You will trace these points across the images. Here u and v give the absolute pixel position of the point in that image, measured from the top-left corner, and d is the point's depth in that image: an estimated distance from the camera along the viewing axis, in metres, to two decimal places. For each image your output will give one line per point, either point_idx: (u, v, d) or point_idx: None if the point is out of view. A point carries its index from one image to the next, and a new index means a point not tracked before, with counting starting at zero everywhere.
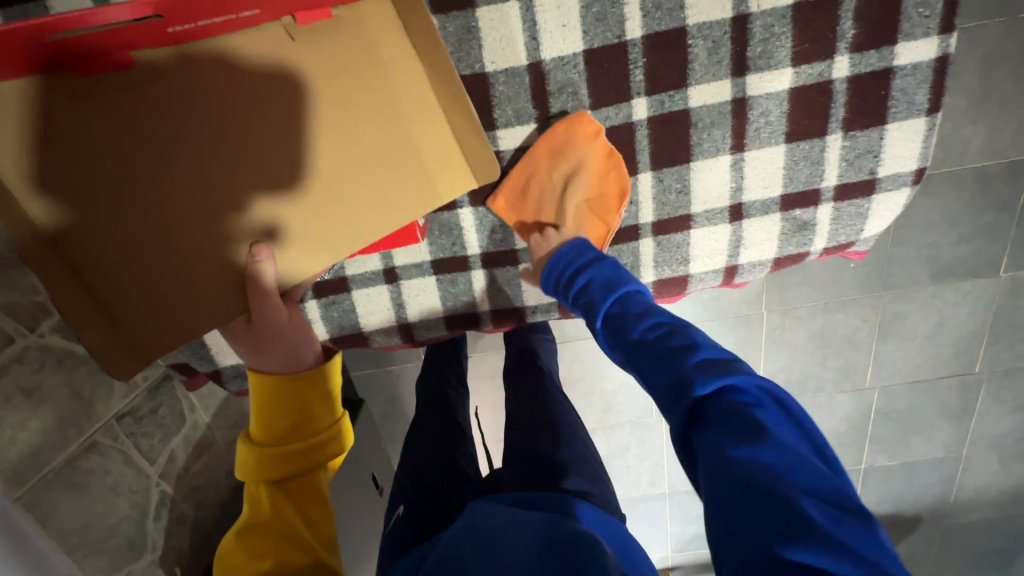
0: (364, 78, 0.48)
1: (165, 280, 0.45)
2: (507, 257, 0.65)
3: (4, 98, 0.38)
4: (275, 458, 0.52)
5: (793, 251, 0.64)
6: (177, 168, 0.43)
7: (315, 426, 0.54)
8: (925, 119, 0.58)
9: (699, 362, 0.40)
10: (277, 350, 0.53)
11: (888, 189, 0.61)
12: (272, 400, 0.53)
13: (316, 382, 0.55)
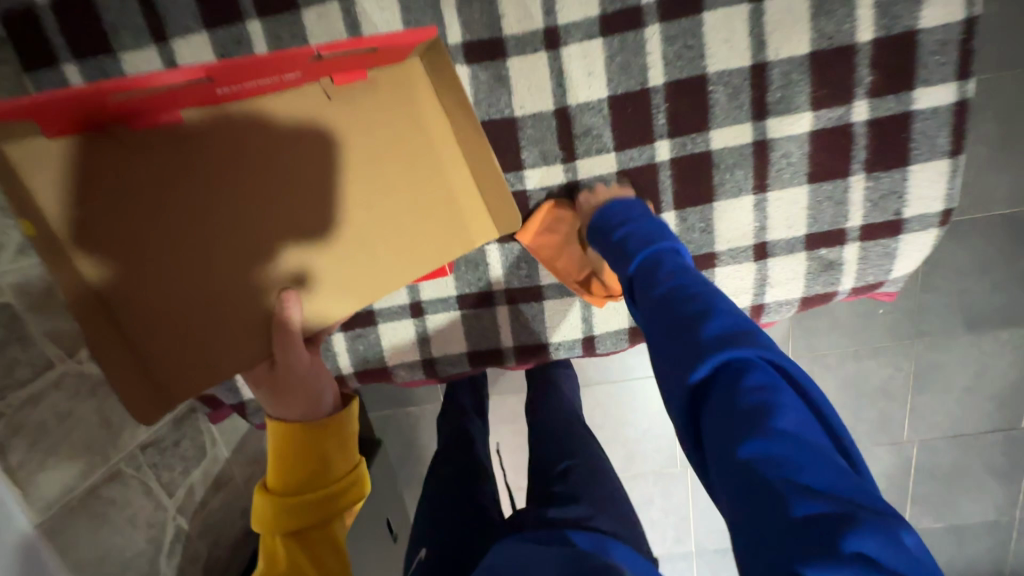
0: (397, 130, 0.50)
1: (193, 329, 0.45)
2: (531, 292, 0.66)
3: (50, 151, 0.38)
4: (294, 506, 0.51)
5: (820, 290, 0.64)
6: (217, 218, 0.43)
7: (334, 472, 0.54)
8: (949, 161, 0.58)
9: (716, 325, 0.33)
10: (300, 400, 0.53)
11: (914, 229, 0.61)
12: (291, 445, 0.52)
13: (336, 426, 0.54)
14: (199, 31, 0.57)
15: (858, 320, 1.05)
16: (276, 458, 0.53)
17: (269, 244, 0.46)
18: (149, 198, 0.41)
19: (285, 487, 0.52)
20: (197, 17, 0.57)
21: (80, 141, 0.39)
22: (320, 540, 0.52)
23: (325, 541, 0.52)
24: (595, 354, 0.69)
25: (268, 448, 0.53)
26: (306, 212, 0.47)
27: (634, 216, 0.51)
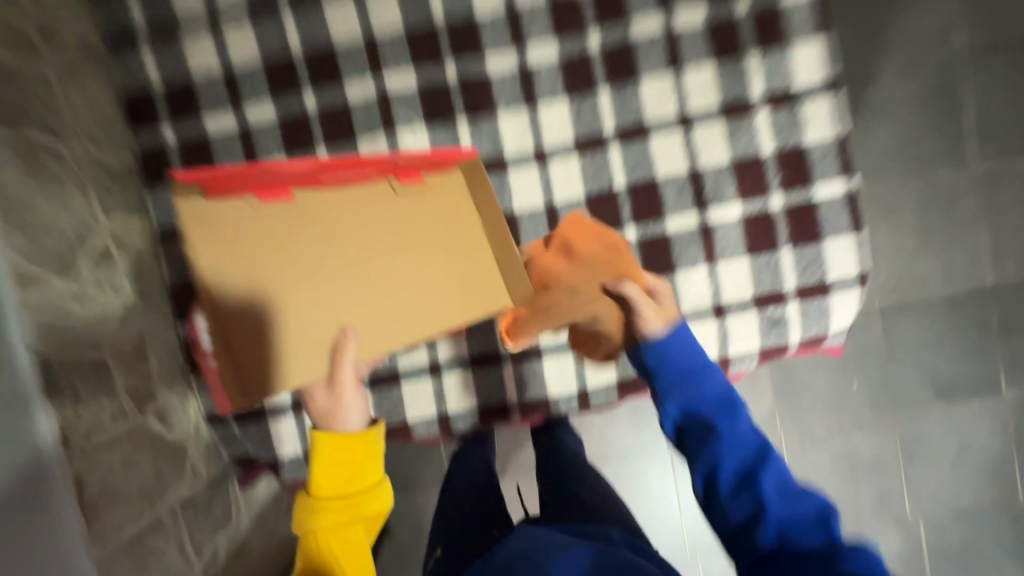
0: (441, 225, 0.56)
1: (266, 353, 0.54)
2: (532, 351, 0.78)
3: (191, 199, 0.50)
4: (335, 504, 0.62)
5: (774, 343, 0.77)
6: (295, 269, 0.53)
7: (369, 478, 0.65)
8: (853, 236, 0.75)
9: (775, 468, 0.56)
10: (331, 420, 0.62)
11: (840, 290, 0.75)
12: (337, 454, 0.63)
13: (366, 440, 0.65)
14: (279, 156, 0.77)
15: (834, 393, 1.19)
16: (320, 465, 0.63)
17: (333, 306, 0.54)
18: (269, 255, 0.52)
19: (330, 489, 0.63)
20: (279, 147, 0.77)
21: (234, 203, 0.51)
22: (354, 531, 0.64)
23: (359, 531, 0.64)
24: (590, 407, 0.79)
25: (312, 460, 0.63)
26: (363, 283, 0.54)
27: (688, 344, 0.66)
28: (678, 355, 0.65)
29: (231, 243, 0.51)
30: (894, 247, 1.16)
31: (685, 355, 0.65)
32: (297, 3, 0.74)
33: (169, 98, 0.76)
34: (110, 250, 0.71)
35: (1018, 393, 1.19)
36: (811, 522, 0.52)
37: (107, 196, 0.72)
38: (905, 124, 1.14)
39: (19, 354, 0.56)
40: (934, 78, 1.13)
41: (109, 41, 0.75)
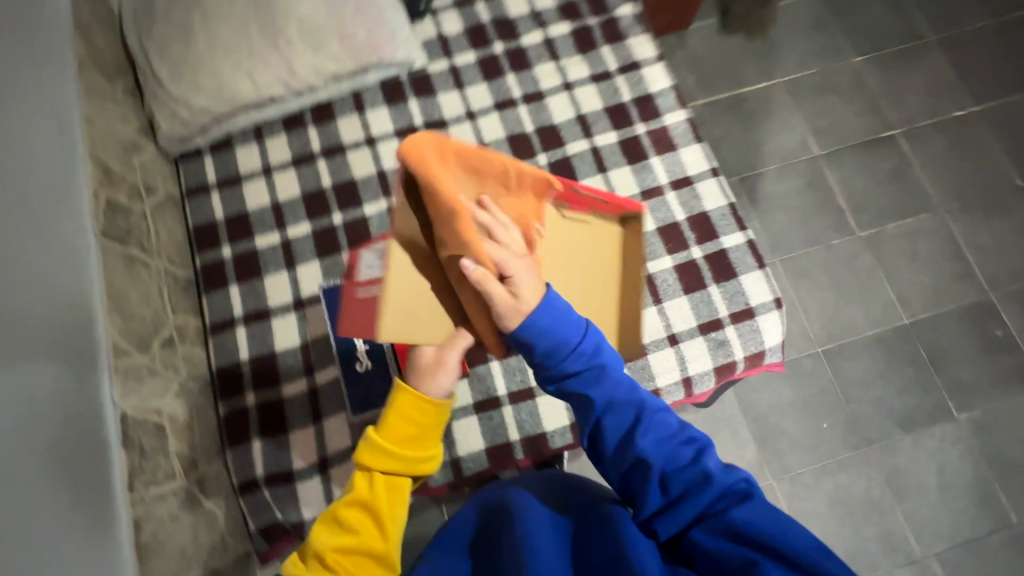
0: (592, 264, 0.70)
1: (419, 307, 0.63)
2: (526, 393, 0.91)
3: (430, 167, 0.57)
4: (392, 454, 0.67)
5: (723, 361, 0.93)
6: None
7: (428, 445, 0.69)
8: (760, 270, 0.97)
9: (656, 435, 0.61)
10: (424, 381, 0.69)
11: (763, 312, 0.95)
12: (409, 410, 0.68)
13: (437, 412, 0.69)
14: (313, 259, 0.97)
15: (809, 437, 1.30)
16: (393, 413, 0.68)
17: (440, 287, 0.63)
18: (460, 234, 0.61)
19: (393, 440, 0.67)
20: (312, 252, 0.98)
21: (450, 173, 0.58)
22: (395, 489, 0.67)
23: (400, 493, 0.67)
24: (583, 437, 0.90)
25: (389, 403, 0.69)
26: None
27: (552, 320, 0.59)
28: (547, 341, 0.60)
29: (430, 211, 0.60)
30: (818, 301, 1.39)
31: (554, 341, 0.60)
32: (329, 155, 1.03)
33: (228, 226, 0.99)
34: (172, 338, 0.87)
35: (969, 416, 1.32)
36: (683, 462, 0.60)
37: (173, 299, 0.90)
38: (794, 209, 1.46)
39: (107, 410, 0.68)
40: (804, 175, 1.49)
41: (187, 192, 1.01)
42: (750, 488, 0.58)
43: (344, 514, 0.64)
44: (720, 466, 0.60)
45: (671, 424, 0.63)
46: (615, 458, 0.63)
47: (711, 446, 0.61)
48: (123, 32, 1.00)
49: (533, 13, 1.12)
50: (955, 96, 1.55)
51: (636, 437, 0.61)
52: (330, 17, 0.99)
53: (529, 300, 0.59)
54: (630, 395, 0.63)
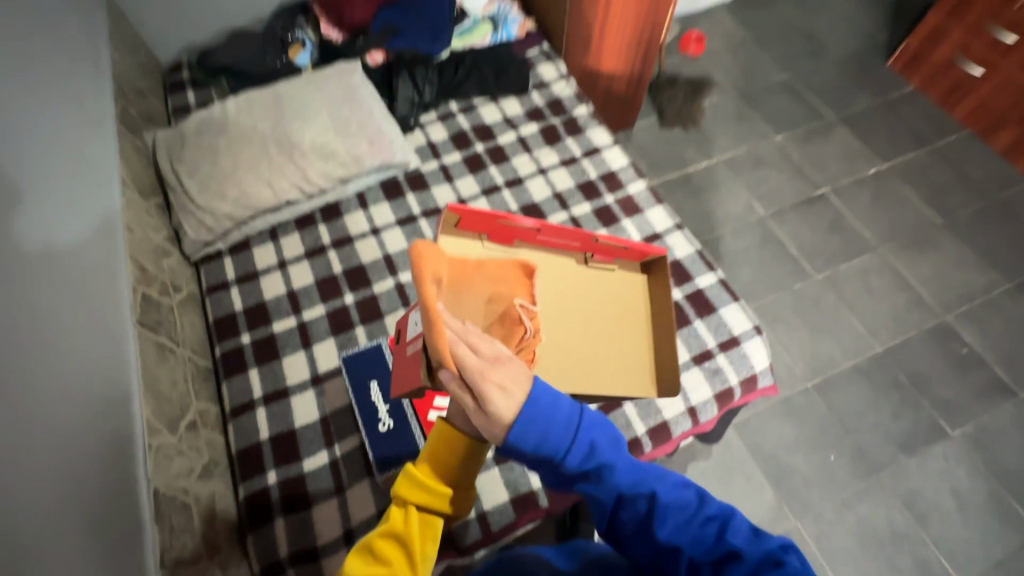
0: (621, 297, 0.89)
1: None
2: None
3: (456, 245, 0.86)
4: (426, 488, 0.66)
5: (721, 388, 1.00)
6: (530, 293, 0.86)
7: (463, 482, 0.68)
8: (736, 303, 1.08)
9: (678, 516, 0.58)
10: (464, 417, 0.65)
11: (747, 338, 1.04)
12: (448, 445, 0.66)
13: (476, 449, 0.67)
14: (328, 337, 1.04)
15: (821, 471, 1.32)
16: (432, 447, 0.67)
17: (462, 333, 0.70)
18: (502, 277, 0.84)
19: (429, 473, 0.67)
20: (327, 331, 1.05)
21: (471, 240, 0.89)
22: (426, 530, 0.65)
23: (429, 535, 0.65)
24: None
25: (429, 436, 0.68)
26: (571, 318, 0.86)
27: (547, 425, 0.59)
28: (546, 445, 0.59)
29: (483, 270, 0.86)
30: (796, 340, 1.50)
31: (557, 452, 0.59)
32: (338, 246, 1.15)
33: (246, 315, 1.06)
34: (196, 422, 0.89)
35: (963, 431, 1.38)
36: (709, 542, 0.56)
37: (195, 387, 0.94)
38: (755, 261, 1.63)
39: (141, 483, 0.70)
40: (757, 233, 1.68)
41: (207, 290, 1.09)
42: (787, 555, 0.54)
43: (376, 547, 0.62)
44: (748, 538, 0.56)
45: (689, 500, 0.60)
46: (642, 549, 0.60)
47: (733, 517, 0.58)
48: (155, 160, 1.16)
49: (505, 119, 1.34)
50: (865, 158, 1.83)
51: (656, 526, 0.58)
52: (336, 134, 1.17)
53: (506, 412, 0.57)
54: (641, 482, 0.61)
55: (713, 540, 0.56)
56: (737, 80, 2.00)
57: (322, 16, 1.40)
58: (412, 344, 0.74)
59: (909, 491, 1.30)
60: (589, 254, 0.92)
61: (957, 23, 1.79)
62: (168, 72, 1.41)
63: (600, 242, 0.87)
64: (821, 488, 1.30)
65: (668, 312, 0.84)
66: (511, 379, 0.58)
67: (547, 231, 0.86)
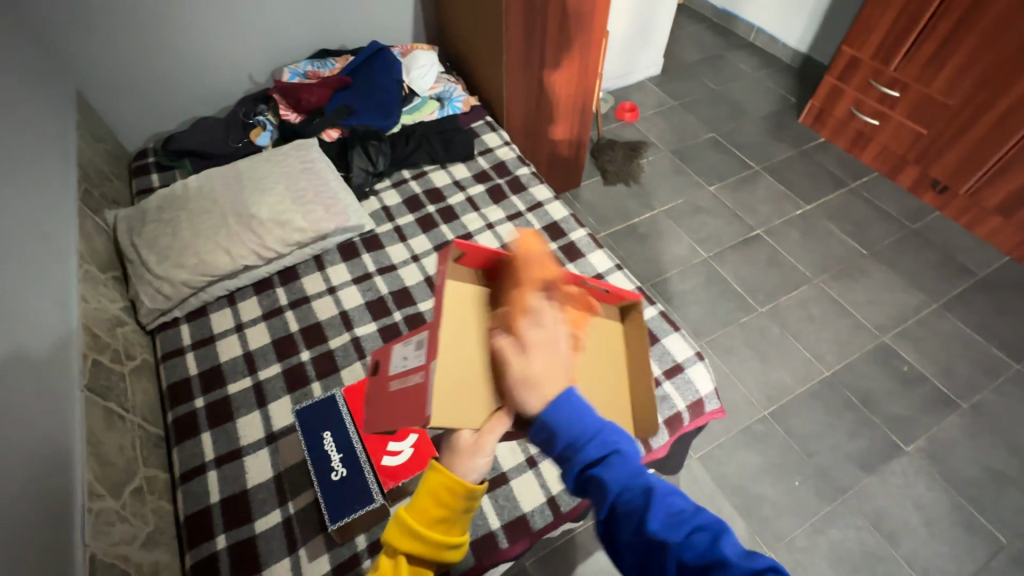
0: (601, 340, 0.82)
1: (458, 389, 0.67)
2: (499, 478, 0.95)
3: (456, 270, 0.77)
4: (417, 538, 0.66)
5: (670, 414, 1.03)
6: None
7: (455, 531, 0.69)
8: (676, 332, 1.15)
9: (670, 515, 0.56)
10: (460, 463, 0.66)
11: (690, 364, 1.10)
12: (440, 491, 0.66)
13: (469, 494, 0.67)
14: (284, 394, 1.05)
15: (787, 497, 1.33)
16: (424, 492, 0.67)
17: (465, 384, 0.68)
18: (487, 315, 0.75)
19: (421, 522, 0.67)
20: (283, 388, 1.06)
21: (470, 272, 0.80)
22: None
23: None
24: (562, 510, 0.93)
25: (422, 480, 0.69)
26: None
27: (573, 409, 0.61)
28: (562, 420, 0.61)
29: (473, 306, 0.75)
30: (749, 370, 1.56)
31: (571, 426, 0.61)
32: (295, 306, 1.19)
33: (201, 378, 1.07)
34: (142, 488, 0.88)
35: (917, 446, 1.42)
36: (698, 547, 0.52)
37: (144, 453, 0.93)
38: (702, 299, 1.72)
39: (76, 548, 0.68)
40: (702, 273, 1.79)
41: (162, 356, 1.11)
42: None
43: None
44: (744, 554, 0.52)
45: (685, 508, 0.57)
46: (628, 547, 0.56)
47: (729, 531, 0.53)
48: (116, 237, 1.21)
49: (454, 182, 1.45)
50: (791, 201, 2.00)
51: (645, 520, 0.56)
52: (293, 202, 1.25)
53: (541, 376, 0.63)
54: (641, 476, 0.59)
55: (702, 544, 0.52)
56: (670, 141, 2.21)
57: (282, 102, 1.52)
58: (399, 381, 0.78)
59: (877, 511, 1.31)
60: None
61: (848, 83, 2.04)
62: (134, 158, 1.50)
63: (588, 286, 0.80)
64: (789, 514, 1.30)
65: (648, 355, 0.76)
66: (558, 362, 0.64)
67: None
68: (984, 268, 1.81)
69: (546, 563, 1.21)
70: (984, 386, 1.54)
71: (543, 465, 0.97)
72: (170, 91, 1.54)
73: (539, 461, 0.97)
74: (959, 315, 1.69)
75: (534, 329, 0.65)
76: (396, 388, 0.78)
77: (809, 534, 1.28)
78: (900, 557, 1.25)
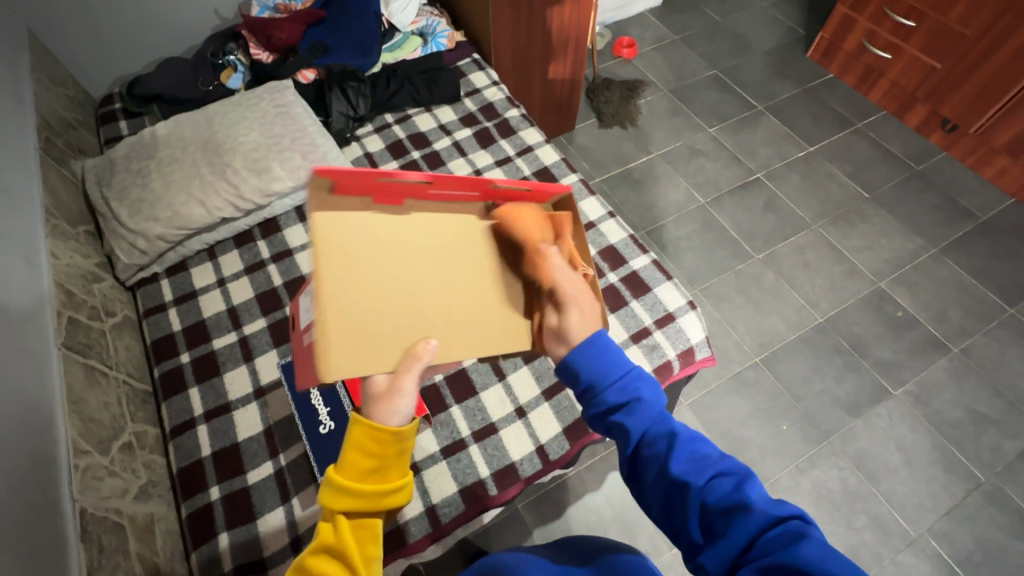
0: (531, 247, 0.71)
1: (364, 334, 0.62)
2: (488, 428, 0.96)
3: (336, 207, 0.64)
4: (354, 494, 0.63)
5: (660, 362, 1.02)
6: (419, 256, 0.66)
7: (394, 475, 0.66)
8: (668, 280, 1.12)
9: (698, 461, 0.55)
10: (378, 409, 0.63)
11: (681, 313, 1.08)
12: (367, 442, 0.63)
13: (397, 439, 0.64)
14: (269, 348, 1.03)
15: (773, 440, 1.36)
16: (350, 449, 0.63)
17: (369, 325, 0.62)
18: (384, 250, 0.65)
19: (352, 477, 0.63)
20: (269, 343, 1.04)
21: (354, 203, 0.65)
22: (364, 530, 0.63)
23: (368, 538, 0.63)
24: (550, 459, 0.94)
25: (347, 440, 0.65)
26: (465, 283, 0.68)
27: (602, 357, 0.64)
28: (592, 369, 0.63)
29: (375, 240, 0.65)
30: (742, 318, 1.55)
31: (596, 369, 0.63)
32: (278, 259, 1.15)
33: (186, 335, 1.05)
34: (131, 443, 0.88)
35: (904, 389, 1.44)
36: (723, 492, 0.52)
37: (131, 409, 0.93)
38: (697, 246, 1.69)
39: (65, 504, 0.68)
40: (698, 219, 1.74)
41: (144, 313, 1.09)
42: (806, 528, 0.47)
43: (308, 564, 0.61)
44: (768, 500, 0.51)
45: (709, 452, 0.56)
46: (651, 486, 0.56)
47: (754, 478, 0.53)
48: (85, 190, 1.16)
49: (439, 126, 1.37)
50: (793, 143, 1.92)
51: (669, 460, 0.55)
52: (269, 148, 1.18)
53: (576, 334, 0.66)
54: (664, 421, 0.59)
55: (730, 486, 0.52)
56: (669, 79, 2.10)
57: (251, 39, 1.42)
58: (308, 335, 0.71)
59: (860, 452, 1.35)
60: (492, 204, 0.72)
61: (861, 12, 1.90)
62: (100, 104, 1.41)
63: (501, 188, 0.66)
64: (774, 454, 1.34)
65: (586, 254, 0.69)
66: (591, 311, 0.67)
67: (441, 183, 0.64)
68: (987, 211, 1.77)
69: (537, 506, 1.24)
70: (975, 330, 1.54)
71: (532, 415, 0.97)
72: (132, 30, 1.43)
73: (528, 410, 0.98)
74: (956, 259, 1.67)
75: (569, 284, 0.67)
76: (306, 340, 0.72)
77: (791, 473, 1.32)
78: (877, 493, 1.30)
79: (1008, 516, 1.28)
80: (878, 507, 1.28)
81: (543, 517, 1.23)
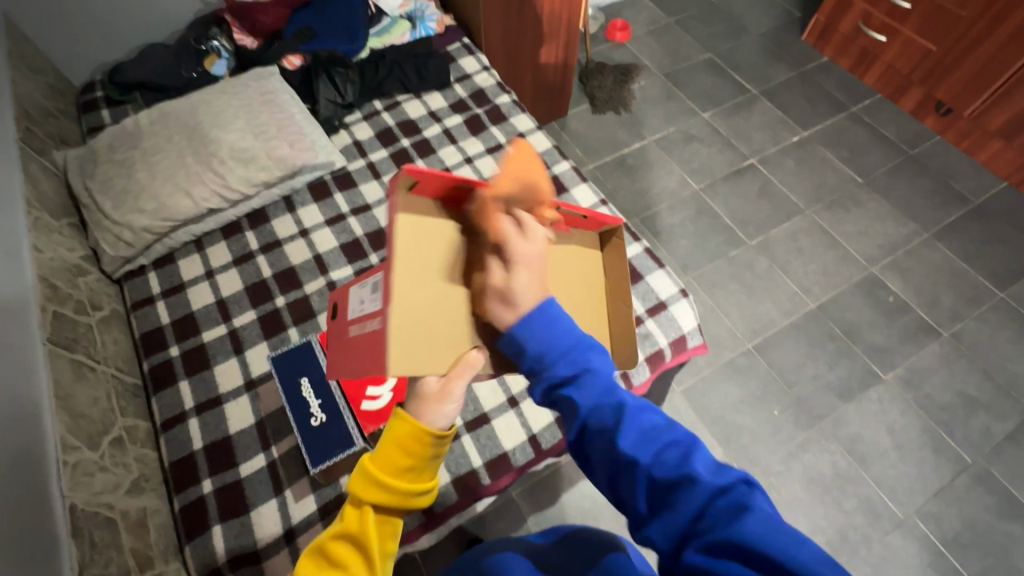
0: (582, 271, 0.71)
1: (423, 334, 0.58)
2: (481, 418, 0.96)
3: (411, 201, 0.61)
4: (384, 489, 0.62)
5: (651, 351, 1.02)
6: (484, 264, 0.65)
7: (426, 476, 0.65)
8: (660, 268, 1.12)
9: (646, 435, 0.52)
10: (426, 410, 0.61)
11: (673, 301, 1.08)
12: (407, 440, 0.62)
13: (437, 442, 0.63)
14: (260, 341, 1.03)
15: (765, 426, 1.37)
16: (389, 442, 0.63)
17: (434, 327, 0.59)
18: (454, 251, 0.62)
19: (387, 472, 0.63)
20: (260, 336, 1.03)
21: (427, 202, 0.63)
22: (386, 526, 0.64)
23: (389, 533, 0.64)
24: (543, 448, 0.94)
25: (386, 430, 0.64)
26: None
27: (550, 326, 0.55)
28: (540, 343, 0.55)
29: (443, 241, 0.62)
30: (735, 304, 1.55)
31: (543, 340, 0.55)
32: (267, 250, 1.14)
33: (175, 328, 1.04)
34: (122, 437, 0.88)
35: (895, 373, 1.45)
36: (670, 463, 0.49)
37: (121, 403, 0.92)
38: (691, 232, 1.68)
39: (55, 500, 0.68)
40: (692, 206, 1.73)
41: (132, 306, 1.08)
42: (751, 494, 0.45)
43: (330, 549, 0.64)
44: (712, 468, 0.49)
45: (657, 422, 0.53)
46: (599, 462, 0.54)
47: (701, 445, 0.51)
48: (68, 181, 1.13)
49: (429, 112, 1.35)
50: (788, 128, 1.91)
51: (617, 435, 0.52)
52: (255, 137, 1.16)
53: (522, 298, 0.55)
54: (611, 394, 0.55)
55: (676, 457, 0.49)
56: (663, 62, 2.07)
57: (235, 24, 1.39)
58: (357, 327, 0.67)
59: (851, 437, 1.36)
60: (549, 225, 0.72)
61: None
62: (81, 91, 1.38)
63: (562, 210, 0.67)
64: (765, 439, 1.35)
65: (625, 285, 0.69)
66: (541, 273, 0.57)
67: None
68: (979, 195, 1.76)
69: (532, 493, 1.25)
70: (966, 315, 1.55)
71: (524, 405, 0.98)
72: (112, 16, 1.39)
73: (520, 400, 0.98)
74: (948, 244, 1.67)
75: (518, 237, 0.57)
76: (354, 334, 0.67)
77: (783, 457, 1.33)
78: (868, 477, 1.32)
79: (995, 497, 1.30)
80: (868, 490, 1.30)
81: (538, 503, 1.24)
